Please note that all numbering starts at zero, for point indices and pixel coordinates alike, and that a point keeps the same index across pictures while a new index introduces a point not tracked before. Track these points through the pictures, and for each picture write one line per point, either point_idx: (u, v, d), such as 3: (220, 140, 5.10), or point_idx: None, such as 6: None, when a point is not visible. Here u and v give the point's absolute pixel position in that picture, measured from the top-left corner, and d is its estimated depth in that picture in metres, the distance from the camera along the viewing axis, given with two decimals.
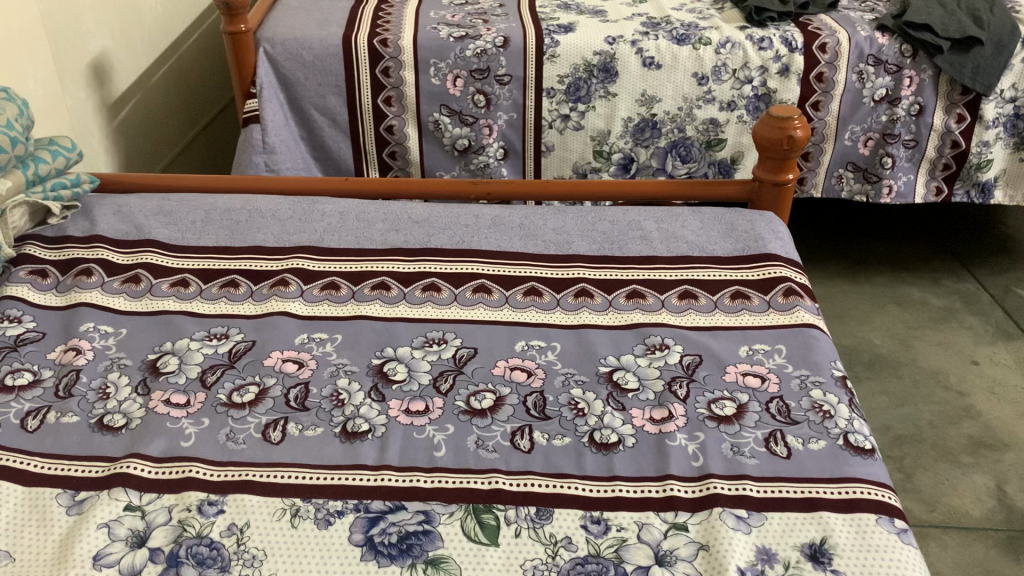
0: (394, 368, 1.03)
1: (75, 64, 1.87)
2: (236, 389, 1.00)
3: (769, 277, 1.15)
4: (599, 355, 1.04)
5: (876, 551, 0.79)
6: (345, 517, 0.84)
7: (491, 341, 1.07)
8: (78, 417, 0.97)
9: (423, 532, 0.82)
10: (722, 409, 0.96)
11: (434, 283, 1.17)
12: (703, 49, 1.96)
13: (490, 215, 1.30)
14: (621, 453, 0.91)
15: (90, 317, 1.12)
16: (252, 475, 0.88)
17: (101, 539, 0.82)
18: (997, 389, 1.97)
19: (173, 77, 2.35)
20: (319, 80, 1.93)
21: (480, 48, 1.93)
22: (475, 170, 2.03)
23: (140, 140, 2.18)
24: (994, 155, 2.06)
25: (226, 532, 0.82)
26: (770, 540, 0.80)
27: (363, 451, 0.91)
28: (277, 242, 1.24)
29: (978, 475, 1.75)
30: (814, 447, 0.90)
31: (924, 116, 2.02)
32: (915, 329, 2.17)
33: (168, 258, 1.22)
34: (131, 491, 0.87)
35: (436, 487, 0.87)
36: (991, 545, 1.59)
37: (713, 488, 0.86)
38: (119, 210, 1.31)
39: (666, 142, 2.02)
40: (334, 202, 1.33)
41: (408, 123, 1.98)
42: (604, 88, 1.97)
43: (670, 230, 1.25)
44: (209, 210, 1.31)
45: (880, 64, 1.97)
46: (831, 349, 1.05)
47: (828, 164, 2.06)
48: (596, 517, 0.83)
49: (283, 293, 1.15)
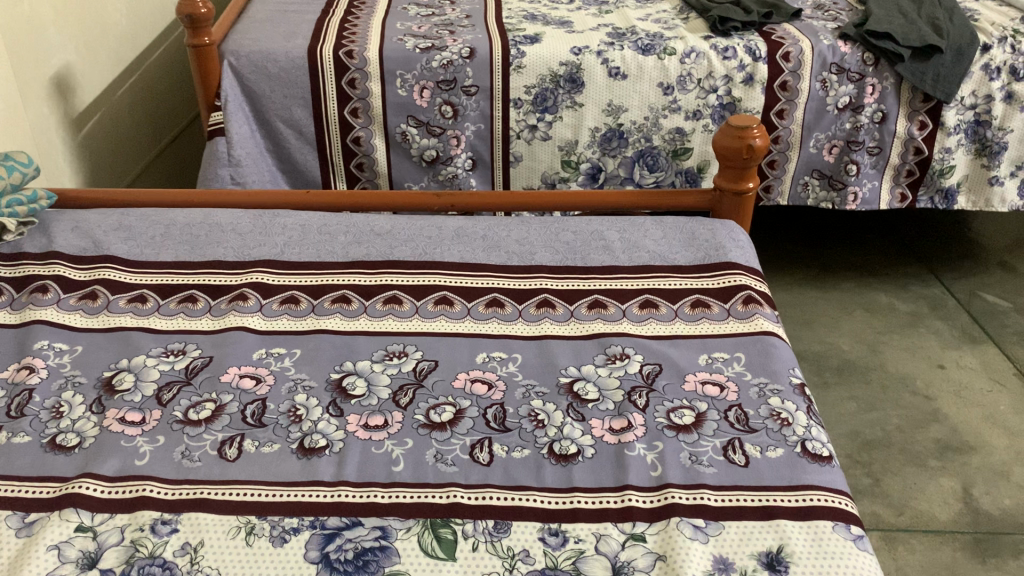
0: (353, 383, 1.02)
1: (36, 78, 1.85)
2: (192, 406, 0.99)
3: (728, 285, 1.16)
4: (560, 365, 1.04)
5: (833, 558, 0.79)
6: (300, 534, 0.83)
7: (451, 354, 1.07)
8: (29, 436, 0.95)
9: (379, 548, 0.81)
10: (681, 418, 0.96)
11: (396, 295, 1.16)
12: (669, 58, 1.97)
13: (453, 227, 1.30)
14: (581, 464, 0.90)
15: (45, 334, 1.10)
16: (207, 493, 0.87)
17: (51, 561, 0.80)
18: (962, 393, 1.99)
19: (141, 89, 2.35)
20: (285, 92, 1.92)
21: (446, 59, 1.93)
22: (443, 180, 2.03)
23: (105, 155, 2.16)
24: (956, 162, 2.08)
25: (179, 552, 0.81)
26: (727, 550, 0.80)
27: (320, 467, 0.91)
28: (237, 256, 1.23)
29: (945, 478, 1.76)
30: (772, 455, 0.91)
31: (887, 124, 2.04)
32: (883, 334, 2.19)
33: (126, 273, 1.21)
34: (83, 511, 0.85)
35: (394, 502, 0.86)
36: (958, 548, 1.60)
37: (671, 498, 0.86)
38: (76, 226, 1.29)
39: (633, 151, 2.03)
40: (296, 215, 1.32)
41: (375, 134, 1.97)
42: (570, 98, 1.97)
43: (632, 240, 1.26)
44: (169, 225, 1.30)
45: (843, 72, 1.99)
46: (789, 356, 1.05)
47: (793, 172, 2.08)
48: (554, 530, 0.83)
49: (241, 308, 1.14)
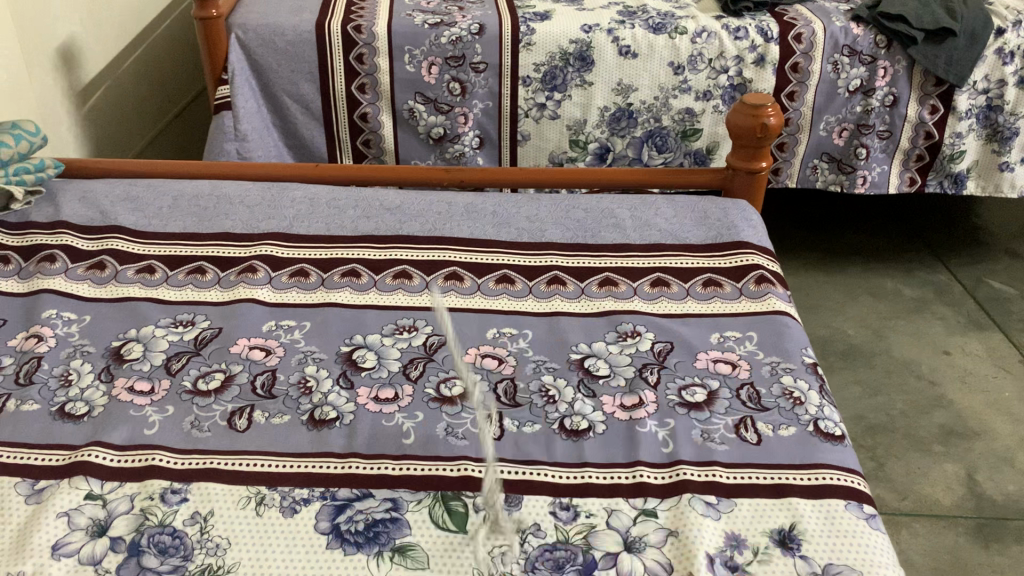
0: (363, 355, 1.02)
1: (42, 49, 1.84)
2: (202, 376, 0.98)
3: (740, 264, 1.15)
4: (571, 342, 1.04)
5: (845, 536, 0.79)
6: (310, 505, 0.82)
7: (461, 329, 1.06)
8: (38, 404, 0.95)
9: (390, 520, 0.81)
10: (692, 395, 0.95)
11: (406, 270, 1.16)
12: (680, 38, 1.95)
13: (462, 203, 1.29)
14: (592, 440, 0.90)
15: (52, 303, 1.10)
16: (217, 463, 0.87)
17: (61, 528, 0.80)
18: (967, 379, 1.99)
19: (148, 61, 2.33)
20: (292, 67, 1.91)
21: (455, 35, 1.92)
22: (450, 159, 2.02)
23: (111, 127, 2.15)
24: (967, 147, 2.07)
25: (188, 521, 0.81)
26: (739, 526, 0.80)
27: (330, 438, 0.90)
28: (246, 229, 1.23)
29: (949, 463, 1.76)
30: (784, 433, 0.90)
31: (898, 108, 2.03)
32: (888, 319, 2.19)
33: (134, 244, 1.20)
34: (93, 480, 0.85)
35: (404, 474, 0.86)
36: (960, 533, 1.60)
37: (682, 475, 0.85)
38: (84, 196, 1.28)
39: (642, 132, 2.01)
40: (304, 188, 1.31)
41: (383, 110, 1.96)
42: (580, 77, 1.96)
43: (643, 218, 1.25)
44: (177, 196, 1.29)
45: (855, 55, 1.97)
46: (802, 336, 1.05)
47: (802, 155, 2.07)
48: (565, 504, 0.82)
49: (251, 280, 1.13)
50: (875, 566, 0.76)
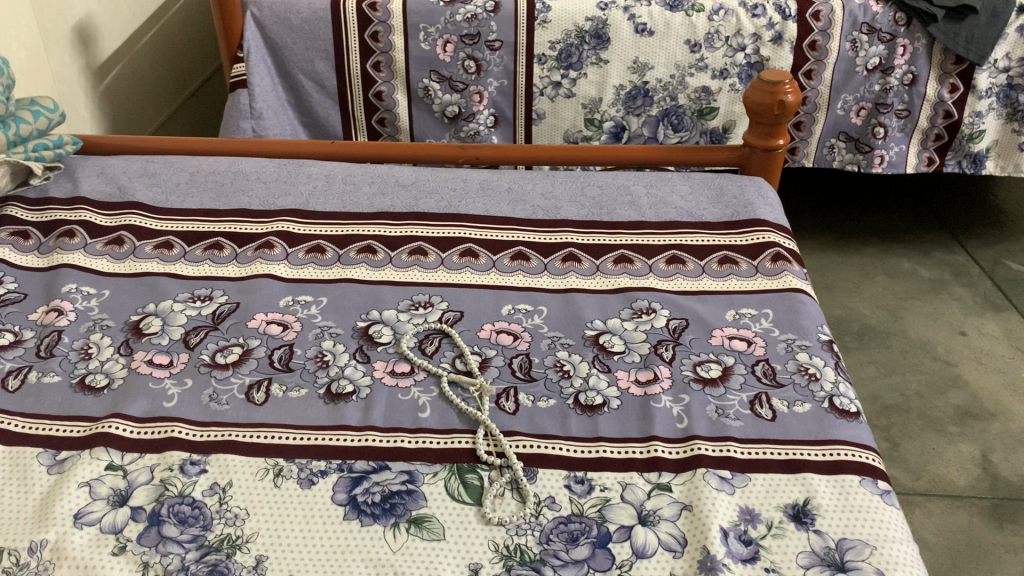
0: (379, 331, 1.02)
1: (61, 28, 1.85)
2: (220, 350, 0.99)
3: (757, 242, 1.15)
4: (586, 319, 1.04)
5: (860, 511, 0.79)
6: (328, 477, 0.83)
7: (476, 304, 1.07)
8: (59, 376, 0.96)
9: (406, 492, 0.82)
10: (707, 371, 0.96)
11: (421, 247, 1.16)
12: (696, 15, 1.94)
13: (478, 179, 1.29)
14: (606, 415, 0.90)
15: (72, 278, 1.11)
16: (234, 435, 0.88)
17: (82, 498, 0.81)
18: (984, 359, 1.98)
19: (163, 40, 2.33)
20: (307, 44, 1.91)
21: (469, 13, 1.91)
22: (464, 138, 2.02)
23: (128, 104, 2.16)
24: (986, 126, 2.06)
25: (207, 492, 0.82)
26: (753, 501, 0.80)
27: (346, 411, 0.91)
28: (262, 205, 1.24)
29: (964, 444, 1.75)
30: (799, 410, 0.90)
31: (917, 86, 2.01)
32: (904, 300, 2.18)
33: (152, 220, 1.21)
34: (113, 450, 0.86)
35: (420, 448, 0.87)
36: (975, 513, 1.60)
37: (697, 450, 0.85)
38: (102, 172, 1.29)
39: (658, 111, 2.00)
40: (320, 165, 1.32)
41: (398, 88, 1.96)
42: (595, 55, 1.95)
43: (658, 195, 1.25)
44: (194, 172, 1.30)
45: (874, 32, 1.95)
46: (818, 314, 1.04)
47: (819, 134, 2.06)
48: (579, 477, 0.83)
49: (267, 256, 1.14)
50: (890, 541, 0.76)
